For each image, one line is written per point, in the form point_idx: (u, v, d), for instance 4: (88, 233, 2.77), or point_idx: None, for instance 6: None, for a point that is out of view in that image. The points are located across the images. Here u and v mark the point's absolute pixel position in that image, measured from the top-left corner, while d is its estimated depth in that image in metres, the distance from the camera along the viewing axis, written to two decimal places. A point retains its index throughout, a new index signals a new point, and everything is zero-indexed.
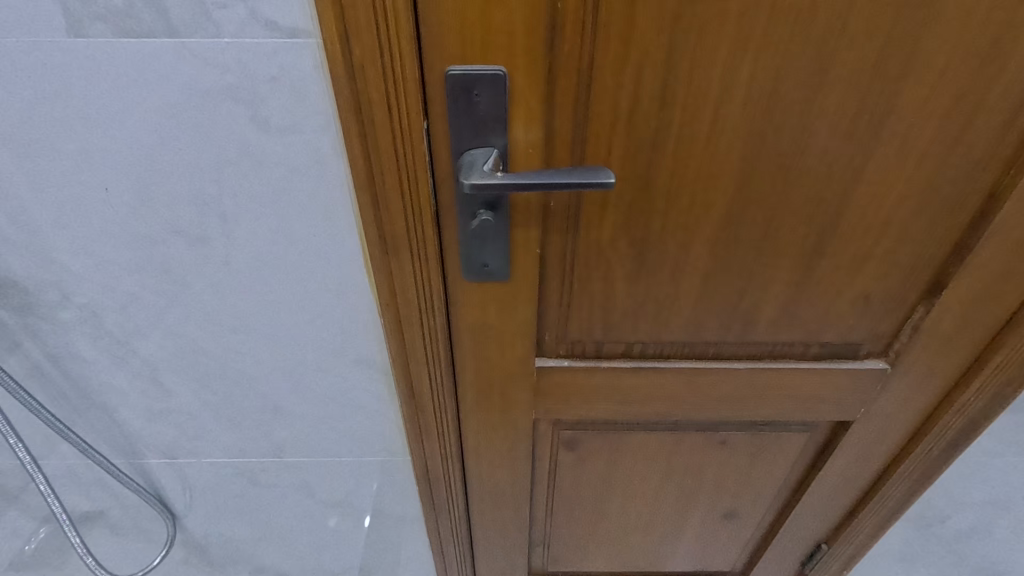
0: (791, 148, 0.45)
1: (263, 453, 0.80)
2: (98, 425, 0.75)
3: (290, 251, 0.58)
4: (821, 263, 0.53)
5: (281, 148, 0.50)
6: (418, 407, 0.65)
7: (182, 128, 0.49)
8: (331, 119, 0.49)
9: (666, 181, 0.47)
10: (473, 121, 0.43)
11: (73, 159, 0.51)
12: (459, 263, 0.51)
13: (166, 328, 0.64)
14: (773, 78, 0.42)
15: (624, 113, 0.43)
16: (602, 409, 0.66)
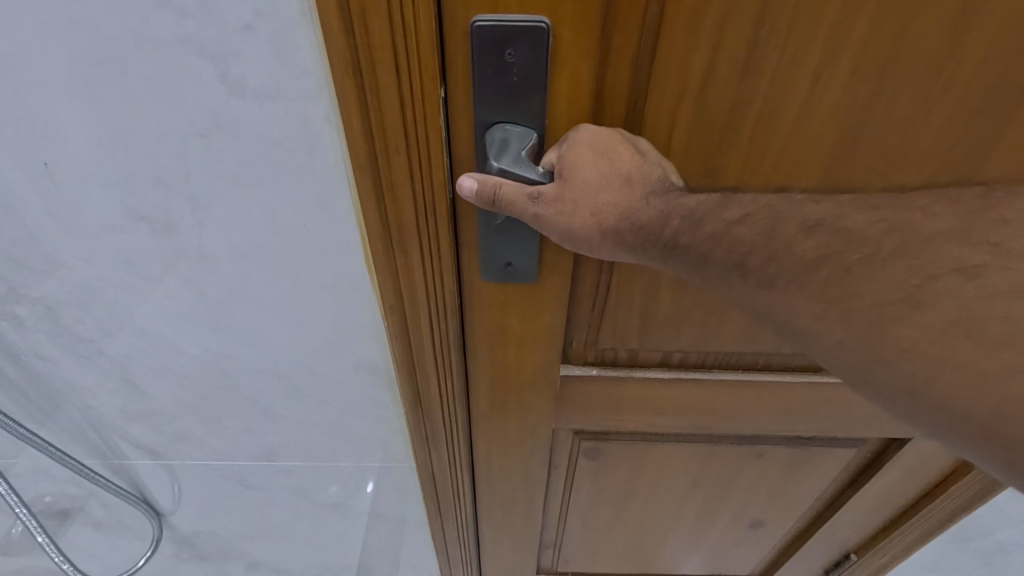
0: (897, 134, 0.36)
1: (253, 455, 0.73)
2: (69, 426, 0.68)
3: (275, 242, 0.49)
4: None
5: (261, 117, 0.41)
6: (426, 415, 0.58)
7: (137, 92, 0.40)
8: (322, 84, 0.40)
9: (736, 171, 0.39)
10: (504, 89, 0.34)
11: (7, 131, 0.42)
12: (478, 262, 0.43)
13: (136, 325, 0.56)
14: (893, 43, 0.32)
15: (694, 84, 0.34)
16: (630, 420, 0.60)
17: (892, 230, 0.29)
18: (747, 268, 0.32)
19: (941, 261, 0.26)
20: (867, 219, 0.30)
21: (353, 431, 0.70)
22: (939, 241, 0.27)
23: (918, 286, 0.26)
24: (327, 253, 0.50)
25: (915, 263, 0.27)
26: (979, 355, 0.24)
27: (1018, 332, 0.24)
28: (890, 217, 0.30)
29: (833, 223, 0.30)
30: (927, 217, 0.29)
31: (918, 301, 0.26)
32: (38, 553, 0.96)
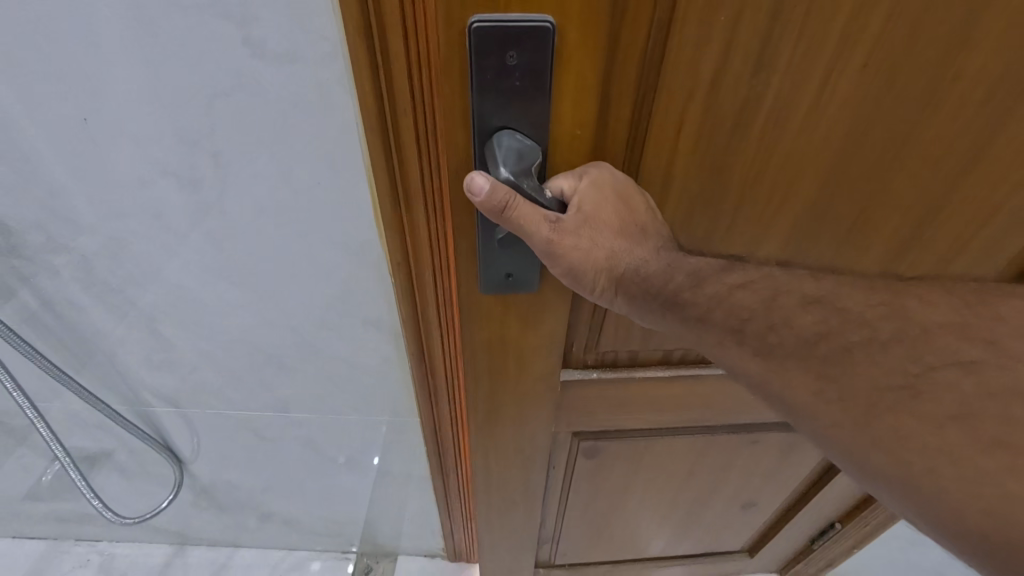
0: (904, 126, 0.37)
1: (266, 407, 0.77)
2: (100, 372, 0.73)
3: (291, 199, 0.52)
4: (907, 256, 0.47)
5: (280, 80, 0.44)
6: (428, 369, 0.63)
7: (165, 52, 0.42)
8: (336, 48, 0.42)
9: (745, 168, 0.39)
10: (506, 92, 0.34)
11: (45, 90, 0.45)
12: (477, 273, 0.43)
13: (163, 277, 0.60)
14: (908, 34, 0.32)
15: (706, 82, 0.34)
16: (630, 417, 0.62)
17: (889, 315, 0.34)
18: (745, 333, 0.37)
19: (940, 354, 0.31)
20: (864, 303, 0.35)
21: (363, 385, 0.74)
22: (941, 332, 0.32)
23: (921, 373, 0.31)
24: (340, 213, 0.53)
25: (916, 351, 0.32)
26: (978, 455, 0.29)
27: (1011, 435, 0.29)
28: (888, 302, 0.35)
29: (830, 301, 0.36)
30: (925, 307, 0.34)
31: (919, 392, 0.31)
32: (63, 499, 1.01)
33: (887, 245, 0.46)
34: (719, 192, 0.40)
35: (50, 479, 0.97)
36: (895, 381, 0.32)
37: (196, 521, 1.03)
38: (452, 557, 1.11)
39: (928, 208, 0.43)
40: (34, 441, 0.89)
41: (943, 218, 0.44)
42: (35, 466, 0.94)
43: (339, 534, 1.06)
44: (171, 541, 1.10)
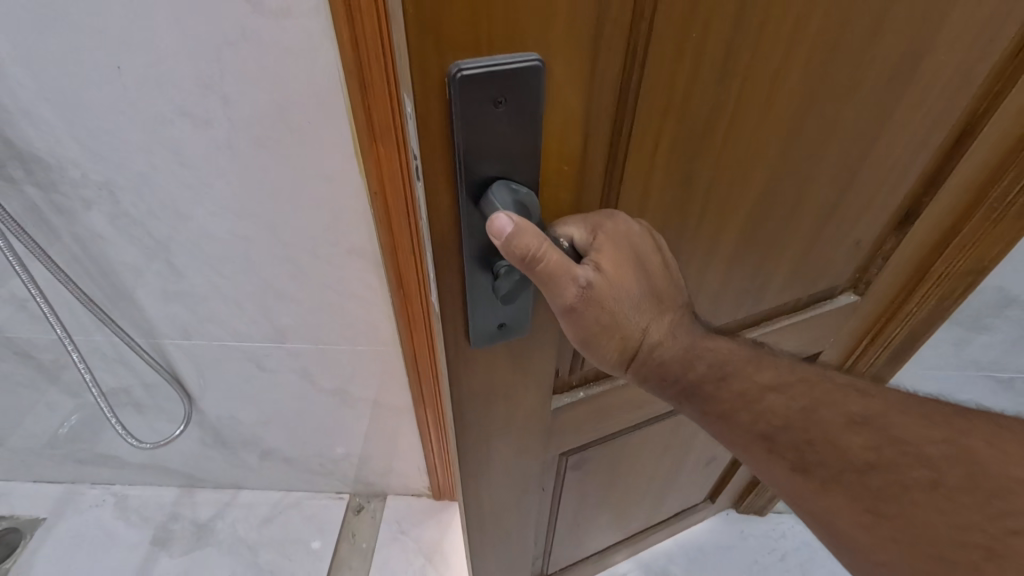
0: (833, 111, 0.44)
1: (267, 338, 0.82)
2: (123, 307, 0.77)
3: (285, 137, 0.56)
4: (833, 225, 0.56)
5: (277, 31, 0.49)
6: (407, 298, 0.73)
7: (182, 8, 0.48)
8: (320, 3, 0.47)
9: (709, 174, 0.44)
10: (492, 133, 0.34)
11: (78, 40, 0.50)
12: (466, 328, 0.45)
13: (176, 209, 0.64)
14: (839, 33, 0.39)
15: (677, 98, 0.38)
16: (611, 421, 0.70)
17: (949, 456, 0.37)
18: (778, 443, 0.43)
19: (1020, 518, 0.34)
20: (924, 437, 0.39)
21: (351, 316, 0.78)
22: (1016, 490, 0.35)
23: (997, 536, 0.34)
24: (326, 162, 0.59)
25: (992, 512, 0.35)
26: None
27: None
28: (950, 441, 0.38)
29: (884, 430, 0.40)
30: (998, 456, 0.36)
31: (994, 553, 0.34)
32: (76, 446, 1.09)
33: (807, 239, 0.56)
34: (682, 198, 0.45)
35: (65, 429, 1.05)
36: (969, 538, 0.35)
37: (203, 461, 1.12)
38: (436, 496, 1.20)
39: (852, 180, 0.52)
40: (63, 378, 0.93)
41: (864, 187, 0.53)
42: (56, 412, 1.01)
43: (333, 473, 1.14)
44: (179, 484, 1.19)
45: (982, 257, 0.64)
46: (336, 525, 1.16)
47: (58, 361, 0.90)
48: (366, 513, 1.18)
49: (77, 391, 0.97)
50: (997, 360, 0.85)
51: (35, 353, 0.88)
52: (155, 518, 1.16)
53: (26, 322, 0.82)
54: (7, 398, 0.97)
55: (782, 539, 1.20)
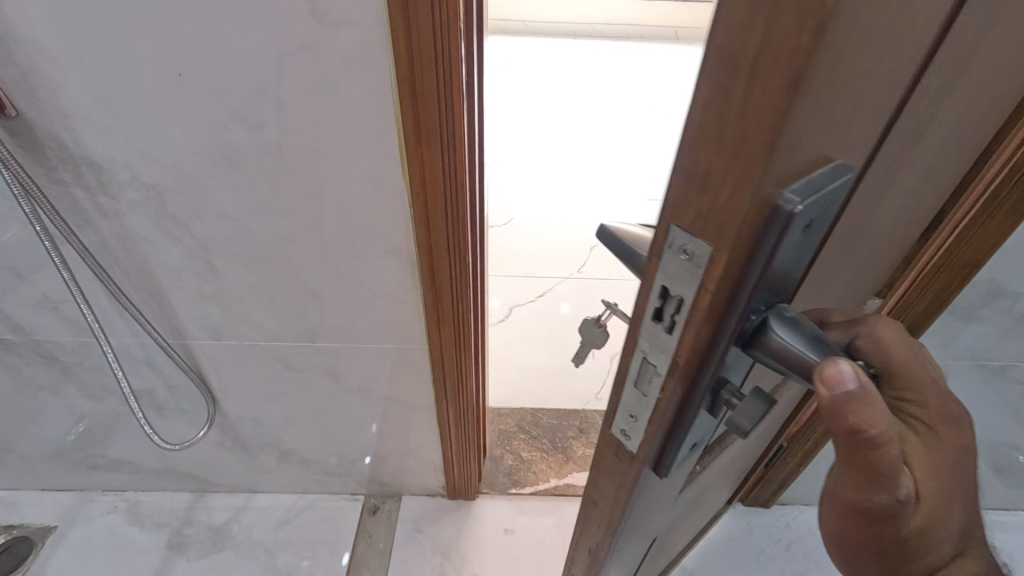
0: (950, 154, 0.46)
1: (297, 337, 0.84)
2: (157, 307, 0.79)
3: (334, 141, 0.59)
4: (900, 243, 0.58)
5: (337, 42, 0.52)
6: (438, 296, 0.76)
7: (245, 19, 0.50)
8: (378, 19, 0.50)
9: (868, 238, 0.43)
10: (790, 266, 0.28)
11: (143, 49, 0.52)
12: (664, 454, 0.38)
13: (220, 210, 0.66)
14: (983, 88, 0.40)
15: (884, 178, 0.36)
16: (716, 468, 0.62)
17: None
18: None
19: None
20: None
21: (380, 314, 0.80)
22: None
23: None
24: (371, 166, 0.62)
25: None
26: None
27: None
28: None
29: None
30: None
31: None
32: (90, 451, 1.10)
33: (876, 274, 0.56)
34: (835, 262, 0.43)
35: (78, 435, 1.05)
36: None
37: (219, 463, 1.12)
38: (450, 495, 1.21)
39: (930, 204, 0.54)
40: (84, 382, 0.94)
41: (933, 205, 0.56)
42: (72, 416, 1.01)
43: (349, 474, 1.16)
44: (192, 489, 1.20)
45: (976, 251, 0.70)
46: (352, 526, 1.17)
47: (82, 364, 0.90)
48: (381, 513, 1.20)
49: (96, 394, 0.97)
50: (988, 350, 0.90)
51: (59, 355, 0.88)
52: (168, 523, 1.17)
53: (54, 324, 0.83)
54: (25, 401, 0.97)
55: (787, 529, 1.25)
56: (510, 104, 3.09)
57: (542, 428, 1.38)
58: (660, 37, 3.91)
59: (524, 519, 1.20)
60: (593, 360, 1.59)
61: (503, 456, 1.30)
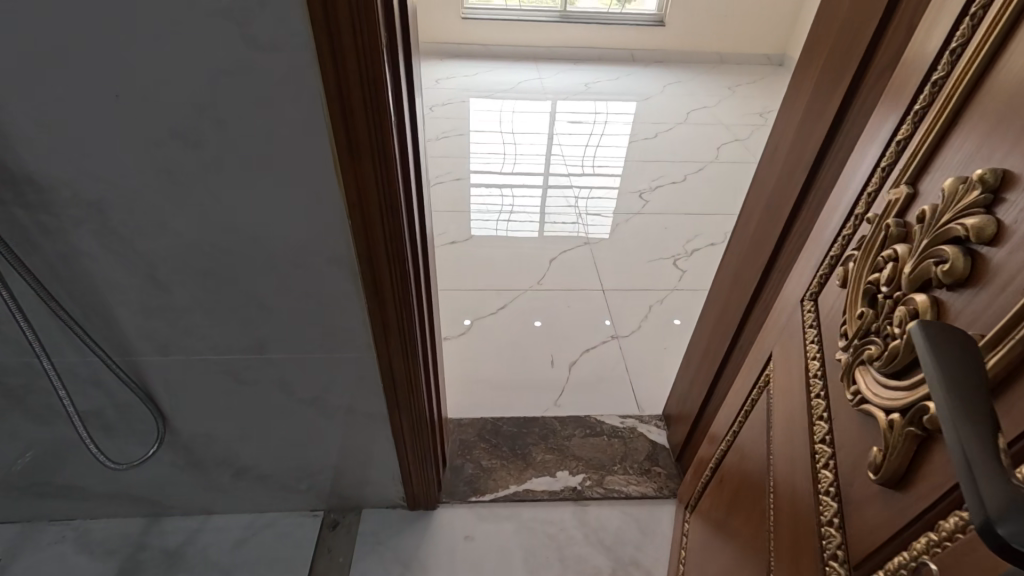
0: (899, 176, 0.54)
1: (246, 349, 0.85)
2: (103, 324, 0.80)
3: (272, 156, 0.63)
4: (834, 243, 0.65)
5: (267, 64, 0.55)
6: (381, 303, 0.78)
7: (180, 43, 0.54)
8: (305, 43, 0.54)
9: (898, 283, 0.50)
10: None
11: (78, 71, 0.55)
12: None
13: (162, 225, 0.68)
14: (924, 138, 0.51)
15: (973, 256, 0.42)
16: (786, 453, 0.69)
17: None
18: None
19: None
20: None
21: (328, 324, 0.82)
22: None
23: None
24: (309, 180, 0.65)
25: None
26: None
27: None
28: None
29: None
30: None
31: None
32: (37, 479, 1.07)
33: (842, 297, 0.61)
34: (912, 312, 0.46)
35: (23, 462, 1.03)
36: None
37: (173, 484, 1.11)
38: (410, 506, 1.22)
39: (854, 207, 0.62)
40: (29, 405, 0.93)
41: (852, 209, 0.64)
42: (16, 442, 0.99)
43: (307, 489, 1.16)
44: (145, 514, 1.18)
45: None
46: (312, 542, 1.17)
47: (26, 387, 0.89)
48: (341, 527, 1.20)
49: (42, 418, 0.95)
50: None
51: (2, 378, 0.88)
52: (120, 550, 1.14)
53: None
54: None
55: None
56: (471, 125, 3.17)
57: (503, 436, 1.40)
58: (617, 59, 4.07)
59: (485, 526, 1.22)
60: (552, 368, 1.64)
61: (464, 465, 1.32)
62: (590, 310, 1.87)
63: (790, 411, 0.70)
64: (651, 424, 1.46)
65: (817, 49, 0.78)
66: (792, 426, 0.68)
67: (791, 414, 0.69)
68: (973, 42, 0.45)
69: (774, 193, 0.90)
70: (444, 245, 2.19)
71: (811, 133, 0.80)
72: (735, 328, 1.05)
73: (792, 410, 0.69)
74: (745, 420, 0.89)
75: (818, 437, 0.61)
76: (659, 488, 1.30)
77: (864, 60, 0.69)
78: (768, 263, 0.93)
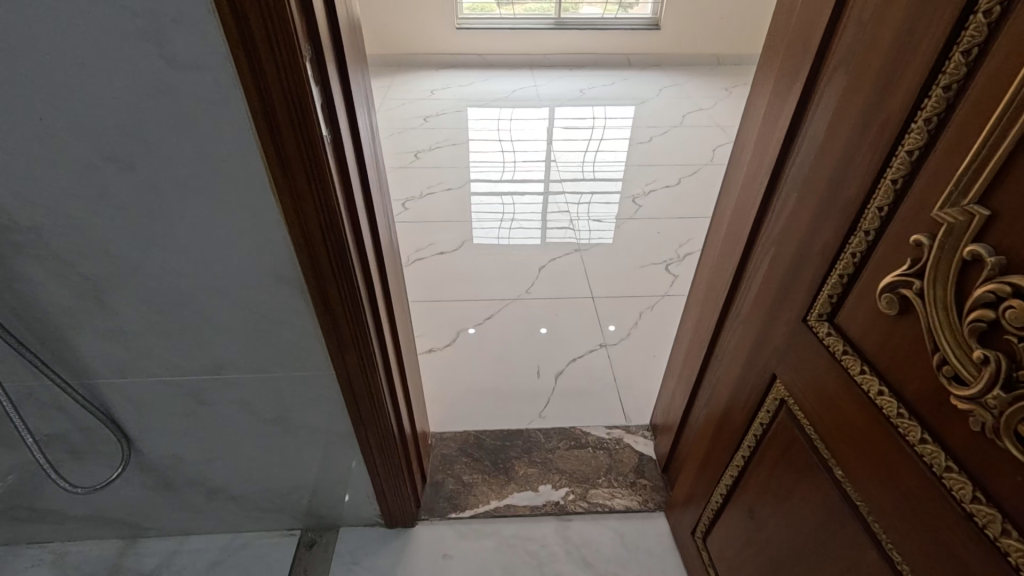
0: (930, 181, 0.50)
1: (203, 370, 0.84)
2: (56, 349, 0.79)
3: (205, 175, 0.62)
4: (848, 253, 0.61)
5: (188, 83, 0.54)
6: (334, 320, 0.77)
7: (99, 66, 0.53)
8: (223, 59, 0.53)
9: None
10: None
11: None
12: None
13: (104, 248, 0.68)
14: (958, 139, 0.47)
15: None
16: (883, 492, 0.61)
17: None
18: None
19: None
20: None
21: (283, 342, 0.81)
22: None
23: None
24: (248, 200, 0.64)
25: None
26: None
27: None
28: None
29: None
30: None
31: None
32: (10, 504, 1.07)
33: (891, 323, 0.56)
34: None
35: None
36: None
37: (146, 506, 1.10)
38: (390, 524, 1.20)
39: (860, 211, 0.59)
40: None
41: (846, 212, 0.61)
42: None
43: (282, 508, 1.15)
44: (122, 535, 1.18)
45: None
46: (288, 562, 1.15)
47: None
48: (318, 547, 1.18)
49: (8, 443, 0.95)
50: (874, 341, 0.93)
51: None
52: (97, 572, 1.14)
53: None
54: None
55: None
56: (464, 135, 3.17)
57: (485, 450, 1.38)
58: (612, 64, 4.06)
59: (465, 543, 1.19)
60: (538, 378, 1.61)
61: (444, 480, 1.30)
62: (579, 320, 1.83)
63: (874, 453, 0.61)
64: (638, 434, 1.42)
65: (776, 51, 0.76)
66: (894, 474, 0.58)
67: (881, 459, 0.60)
68: (1002, 39, 0.43)
69: (741, 195, 0.88)
70: (433, 256, 2.18)
71: (773, 132, 0.77)
72: (709, 336, 1.03)
73: (879, 454, 0.60)
74: (765, 437, 0.84)
75: (966, 497, 0.51)
76: (644, 500, 1.27)
77: (816, 59, 0.67)
78: (738, 267, 0.90)
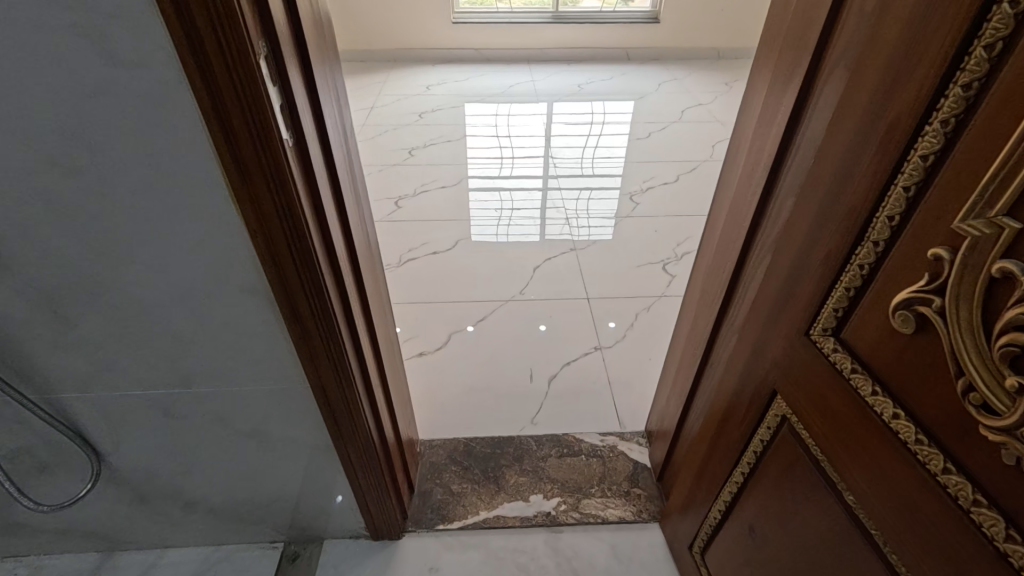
0: (947, 189, 0.46)
1: (171, 383, 0.80)
2: (13, 362, 0.75)
3: (160, 181, 0.57)
4: (855, 265, 0.57)
5: (133, 82, 0.50)
6: (306, 332, 0.73)
7: (34, 64, 0.49)
8: (168, 56, 0.48)
9: None
10: None
11: None
12: None
13: (56, 257, 0.63)
14: (980, 142, 0.43)
15: None
16: (899, 520, 0.56)
17: None
18: None
19: None
20: None
21: (254, 355, 0.77)
22: None
23: None
24: (207, 207, 0.60)
25: None
26: None
27: None
28: None
29: None
30: None
31: None
32: None
33: (907, 342, 0.52)
34: None
35: None
36: None
37: (122, 519, 1.07)
38: (375, 536, 1.16)
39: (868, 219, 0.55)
40: None
41: (851, 219, 0.57)
42: None
43: (263, 521, 1.11)
44: (99, 548, 1.14)
45: None
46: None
47: None
48: (301, 560, 1.15)
49: None
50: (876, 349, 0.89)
51: None
52: None
53: None
54: None
55: None
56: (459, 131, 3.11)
57: (475, 458, 1.34)
58: (611, 58, 3.99)
59: (452, 556, 1.16)
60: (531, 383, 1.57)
61: (432, 490, 1.26)
62: (574, 322, 1.79)
63: (888, 479, 0.57)
64: (633, 441, 1.38)
65: (772, 46, 0.72)
66: (912, 504, 0.54)
67: (897, 486, 0.56)
68: None
69: (737, 197, 0.83)
70: (425, 255, 2.14)
71: (769, 132, 0.73)
72: (704, 344, 0.99)
73: (894, 480, 0.56)
74: (767, 453, 0.80)
75: (998, 534, 0.46)
76: (638, 511, 1.23)
77: (815, 54, 0.63)
78: (733, 274, 0.86)
